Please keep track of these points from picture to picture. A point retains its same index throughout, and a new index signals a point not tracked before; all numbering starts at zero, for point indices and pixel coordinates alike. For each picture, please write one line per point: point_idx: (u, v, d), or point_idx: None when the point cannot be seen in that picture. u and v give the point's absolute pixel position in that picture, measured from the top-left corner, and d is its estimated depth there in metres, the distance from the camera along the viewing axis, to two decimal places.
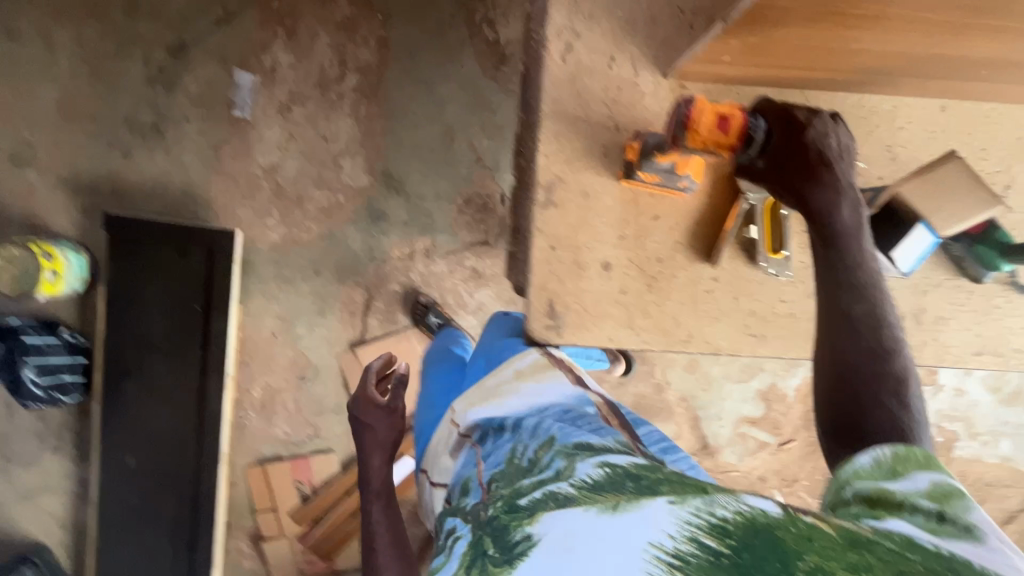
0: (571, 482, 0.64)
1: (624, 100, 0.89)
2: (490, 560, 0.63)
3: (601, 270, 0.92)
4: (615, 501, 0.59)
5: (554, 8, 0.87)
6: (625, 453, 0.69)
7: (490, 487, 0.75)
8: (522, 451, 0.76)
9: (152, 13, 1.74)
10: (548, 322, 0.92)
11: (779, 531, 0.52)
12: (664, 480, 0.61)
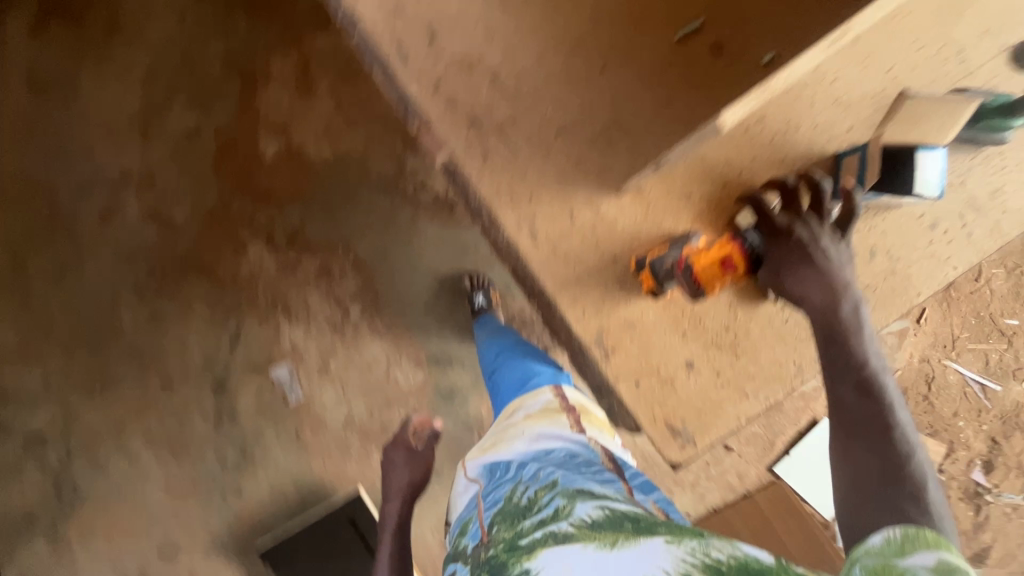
0: (570, 522, 0.78)
1: (604, 233, 0.94)
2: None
3: (689, 371, 0.95)
4: (613, 538, 0.74)
5: (501, 213, 0.94)
6: (620, 501, 0.83)
7: (490, 529, 0.88)
8: (523, 493, 0.89)
9: (183, 375, 1.93)
10: (679, 443, 0.95)
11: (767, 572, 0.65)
12: (660, 525, 0.75)
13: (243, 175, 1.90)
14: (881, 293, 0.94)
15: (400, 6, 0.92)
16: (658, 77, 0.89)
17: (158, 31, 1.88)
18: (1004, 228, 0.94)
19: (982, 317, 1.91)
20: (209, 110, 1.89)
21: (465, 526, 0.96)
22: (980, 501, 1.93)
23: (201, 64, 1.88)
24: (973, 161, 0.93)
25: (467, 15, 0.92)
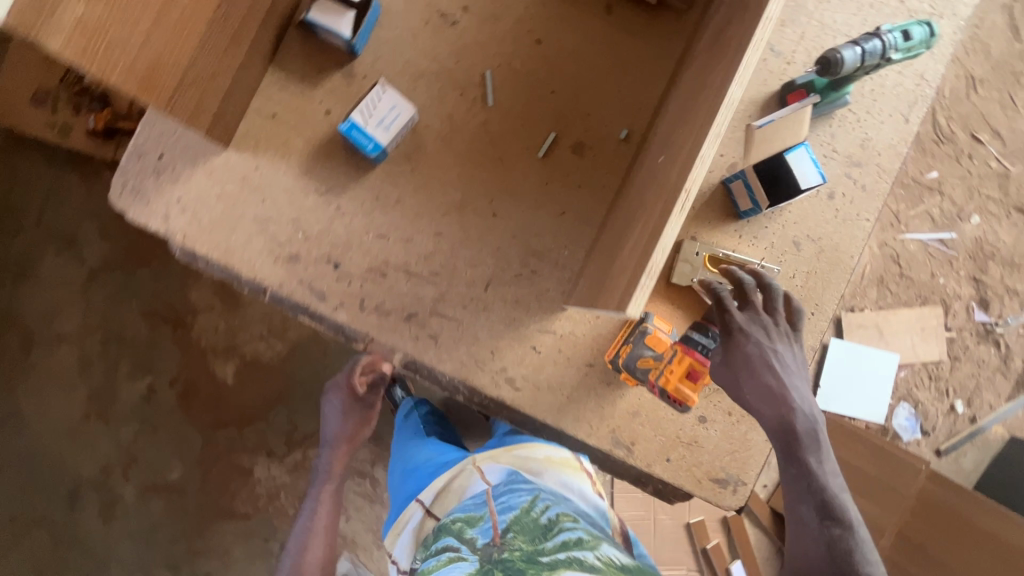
0: (598, 558, 0.89)
1: (570, 348, 0.98)
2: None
3: (705, 426, 0.98)
4: None
5: (475, 378, 0.97)
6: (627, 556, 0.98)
7: (504, 535, 0.97)
8: (544, 513, 0.99)
9: None
10: (728, 491, 0.98)
11: None
12: None
13: (215, 407, 1.87)
14: (824, 270, 1.00)
15: (296, 254, 0.96)
16: (542, 197, 0.98)
17: (72, 322, 1.87)
18: (889, 166, 1.02)
19: (909, 184, 2.03)
20: (154, 367, 1.88)
21: (470, 521, 1.02)
22: (996, 336, 2.02)
23: (126, 330, 1.88)
24: (833, 127, 1.01)
25: (357, 231, 0.96)
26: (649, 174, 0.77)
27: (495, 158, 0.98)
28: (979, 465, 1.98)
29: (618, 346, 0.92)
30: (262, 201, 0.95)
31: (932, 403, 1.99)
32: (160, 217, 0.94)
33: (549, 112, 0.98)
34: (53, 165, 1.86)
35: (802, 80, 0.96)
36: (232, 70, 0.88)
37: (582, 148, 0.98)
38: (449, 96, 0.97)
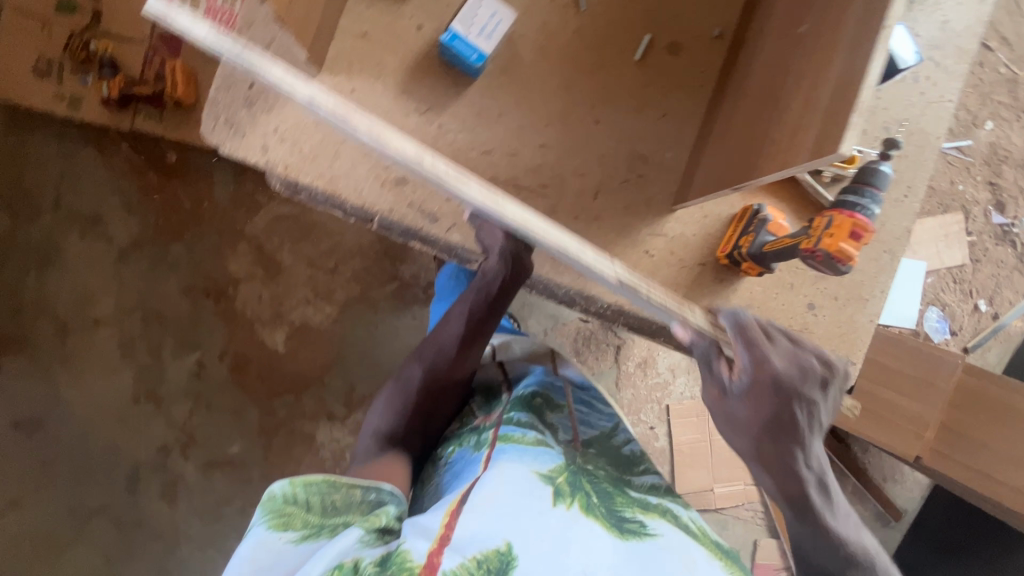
0: (690, 523, 0.96)
1: (683, 251, 0.99)
2: (594, 506, 0.89)
3: (811, 311, 1.02)
4: (565, 498, 0.88)
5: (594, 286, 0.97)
6: (548, 456, 0.97)
7: (580, 445, 1.10)
8: (624, 446, 1.15)
9: (220, 552, 1.83)
10: None
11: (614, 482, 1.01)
12: (622, 501, 0.94)
13: (270, 377, 1.84)
14: (902, 161, 1.03)
15: (403, 177, 0.94)
16: (643, 101, 0.97)
17: (107, 305, 1.80)
18: (964, 50, 1.04)
19: None
20: (200, 342, 1.82)
21: (548, 405, 1.15)
22: (1012, 237, 2.12)
23: (166, 308, 1.82)
24: (917, 13, 1.03)
25: (461, 151, 0.94)
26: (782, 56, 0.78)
27: (593, 65, 0.96)
28: (1002, 357, 2.12)
29: (739, 238, 0.93)
30: None
31: (958, 305, 2.10)
32: (258, 151, 0.91)
33: (643, 14, 0.97)
34: (66, 142, 1.77)
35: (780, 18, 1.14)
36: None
37: (676, 48, 0.98)
38: (543, 4, 0.95)
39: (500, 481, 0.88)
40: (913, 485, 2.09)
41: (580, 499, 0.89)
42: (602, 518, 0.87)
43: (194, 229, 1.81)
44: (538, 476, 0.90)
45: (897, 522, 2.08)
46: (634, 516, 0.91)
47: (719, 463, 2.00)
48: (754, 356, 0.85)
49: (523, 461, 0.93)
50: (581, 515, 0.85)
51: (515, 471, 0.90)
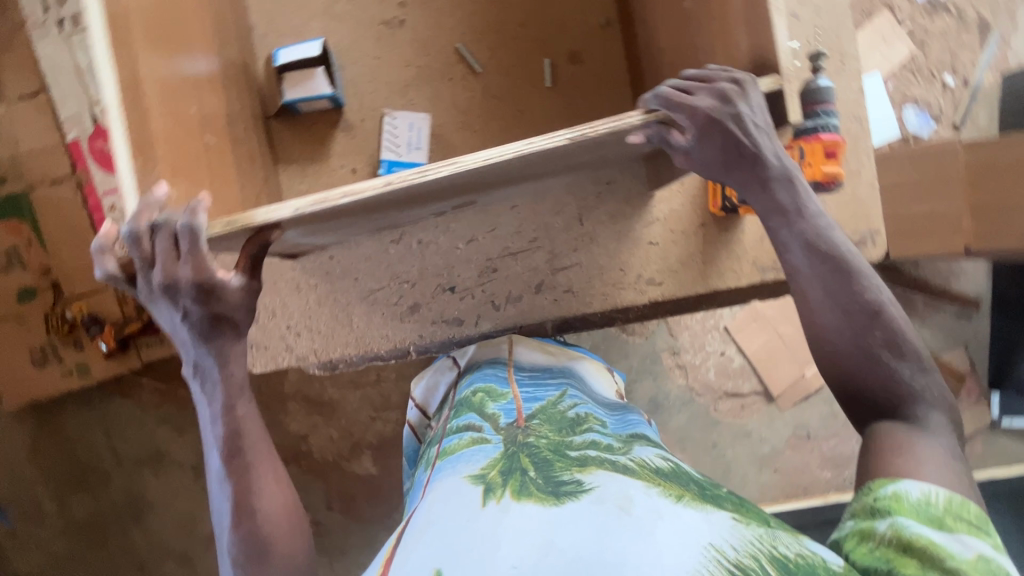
0: (629, 460, 0.72)
1: (681, 223, 1.02)
2: (530, 485, 0.65)
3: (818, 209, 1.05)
4: (494, 488, 0.66)
5: (624, 296, 1.01)
6: (478, 447, 0.75)
7: (529, 422, 0.79)
8: (583, 406, 0.84)
9: None
10: (868, 244, 1.05)
11: (573, 442, 0.75)
12: (577, 463, 0.69)
13: (379, 500, 1.90)
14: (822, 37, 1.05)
15: (414, 303, 0.98)
16: (575, 118, 1.00)
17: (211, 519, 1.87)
18: None
19: None
20: (305, 504, 1.90)
21: (492, 394, 0.85)
22: (942, 4, 2.10)
23: None
24: None
25: (449, 251, 0.98)
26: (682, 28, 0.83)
27: (515, 111, 0.99)
28: (992, 114, 2.11)
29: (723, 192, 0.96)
30: (358, 279, 0.97)
31: (927, 92, 2.09)
32: (284, 351, 0.96)
33: (529, 43, 0.99)
34: (96, 406, 1.84)
35: None
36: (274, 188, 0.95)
37: (577, 55, 1.00)
38: (444, 87, 0.98)
39: (433, 504, 0.69)
40: (976, 271, 2.11)
41: (513, 484, 0.66)
42: (540, 492, 0.64)
43: None
44: (469, 480, 0.69)
45: (979, 311, 2.11)
46: (577, 479, 0.66)
47: (797, 350, 2.05)
48: (684, 111, 0.70)
49: (457, 469, 0.73)
50: (513, 505, 0.62)
51: (448, 486, 0.70)
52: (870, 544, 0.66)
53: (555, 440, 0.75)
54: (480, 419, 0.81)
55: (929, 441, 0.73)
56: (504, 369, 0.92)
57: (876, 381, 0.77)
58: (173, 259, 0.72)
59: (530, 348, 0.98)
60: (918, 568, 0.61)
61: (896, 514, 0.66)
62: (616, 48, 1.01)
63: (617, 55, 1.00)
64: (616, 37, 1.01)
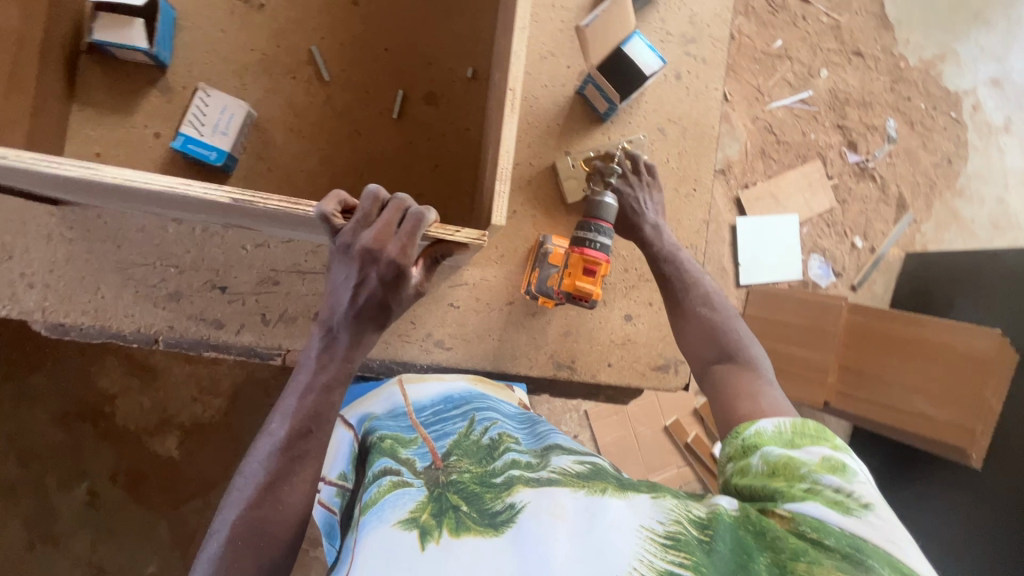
0: (551, 470, 0.65)
1: (489, 294, 0.98)
2: (466, 521, 0.59)
3: (631, 323, 1.02)
4: (430, 536, 0.57)
5: (405, 350, 0.96)
6: (403, 492, 0.65)
7: (446, 461, 0.73)
8: (486, 435, 0.79)
9: None
10: (670, 372, 1.03)
11: (486, 470, 0.68)
12: (501, 484, 0.64)
13: (169, 486, 1.74)
14: (680, 161, 1.05)
15: (176, 291, 0.89)
16: (408, 158, 0.96)
17: None
18: (712, 41, 1.06)
19: (759, 57, 2.10)
20: (86, 469, 1.71)
21: (402, 439, 0.78)
22: (871, 171, 2.15)
23: (39, 443, 1.70)
24: (661, 14, 1.04)
25: (232, 247, 0.90)
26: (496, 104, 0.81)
27: (351, 131, 0.95)
28: (889, 285, 2.19)
29: (529, 276, 0.93)
30: (120, 247, 0.88)
31: (837, 247, 2.12)
32: (5, 298, 0.85)
33: (387, 70, 0.96)
34: None
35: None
36: (55, 128, 0.87)
37: (432, 97, 0.97)
38: (283, 83, 0.93)
39: (363, 567, 0.57)
40: (836, 426, 2.08)
41: (449, 523, 0.58)
42: (476, 526, 0.58)
43: (52, 354, 1.71)
44: (400, 526, 0.59)
45: None
46: (505, 504, 0.61)
47: (648, 453, 1.98)
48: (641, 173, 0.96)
49: (383, 518, 0.62)
50: (454, 543, 0.55)
51: (378, 540, 0.59)
52: (747, 477, 0.66)
53: (471, 472, 0.68)
54: (395, 464, 0.72)
55: (758, 381, 0.78)
56: (407, 417, 0.85)
57: (708, 339, 0.84)
58: (389, 236, 0.72)
59: (422, 383, 0.91)
60: (784, 483, 0.62)
61: (757, 448, 0.68)
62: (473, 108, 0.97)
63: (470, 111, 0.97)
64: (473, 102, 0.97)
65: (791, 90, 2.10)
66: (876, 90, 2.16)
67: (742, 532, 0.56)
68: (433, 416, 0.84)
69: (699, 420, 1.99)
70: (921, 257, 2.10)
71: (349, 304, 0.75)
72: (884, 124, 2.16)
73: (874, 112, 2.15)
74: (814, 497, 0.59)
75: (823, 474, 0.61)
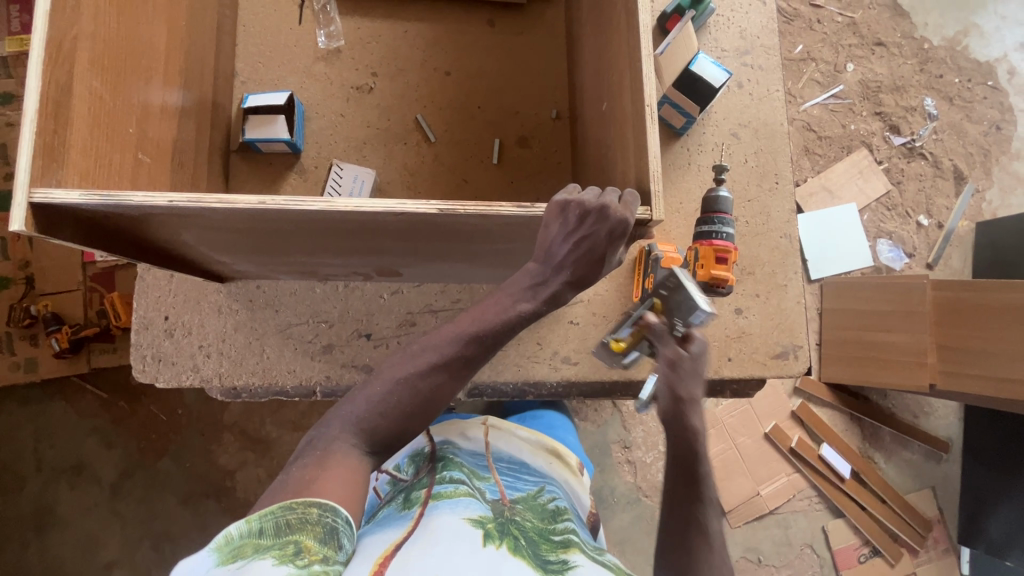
0: (603, 559, 0.73)
1: (605, 307, 1.04)
2: (522, 549, 0.67)
3: (743, 315, 1.06)
4: (494, 542, 0.66)
5: (536, 369, 1.02)
6: (474, 505, 0.74)
7: (512, 503, 0.80)
8: (550, 500, 0.85)
9: None
10: (789, 357, 1.06)
11: (545, 530, 0.75)
12: (555, 542, 0.72)
13: None
14: (757, 159, 1.12)
15: (328, 343, 0.99)
16: (512, 196, 1.06)
17: (113, 545, 1.78)
18: (764, 49, 1.15)
19: (784, 63, 2.19)
20: None
21: (481, 470, 0.87)
22: (919, 150, 2.17)
23: (171, 525, 1.80)
24: (712, 34, 1.15)
25: (372, 297, 1.01)
26: (592, 130, 0.91)
27: (459, 180, 1.06)
28: (966, 258, 2.14)
29: (642, 280, 0.99)
30: (278, 311, 0.99)
31: (903, 228, 2.11)
32: (189, 370, 0.97)
33: (482, 124, 1.08)
34: (31, 407, 1.82)
35: (660, 17, 1.10)
36: None
37: (525, 140, 1.08)
38: (397, 149, 1.06)
39: (431, 532, 0.66)
40: (945, 410, 1.98)
41: (509, 542, 0.67)
42: (530, 559, 0.66)
43: (176, 437, 1.83)
44: (470, 522, 0.68)
45: (949, 454, 1.97)
46: (556, 555, 0.68)
47: (753, 465, 1.92)
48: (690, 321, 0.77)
49: (455, 510, 0.71)
50: (510, 558, 0.64)
51: (447, 522, 0.68)
52: None
53: (532, 524, 0.76)
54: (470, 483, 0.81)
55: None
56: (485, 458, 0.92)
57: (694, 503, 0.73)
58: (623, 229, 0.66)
59: (506, 438, 0.98)
60: None
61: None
62: (563, 142, 1.08)
63: (562, 146, 1.08)
64: (561, 141, 1.08)
65: (823, 87, 2.17)
66: (906, 73, 2.21)
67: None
68: (508, 467, 0.91)
69: (799, 423, 1.94)
70: (993, 224, 2.07)
71: (566, 258, 0.67)
72: (922, 104, 2.19)
73: (909, 94, 2.19)
74: None
75: None
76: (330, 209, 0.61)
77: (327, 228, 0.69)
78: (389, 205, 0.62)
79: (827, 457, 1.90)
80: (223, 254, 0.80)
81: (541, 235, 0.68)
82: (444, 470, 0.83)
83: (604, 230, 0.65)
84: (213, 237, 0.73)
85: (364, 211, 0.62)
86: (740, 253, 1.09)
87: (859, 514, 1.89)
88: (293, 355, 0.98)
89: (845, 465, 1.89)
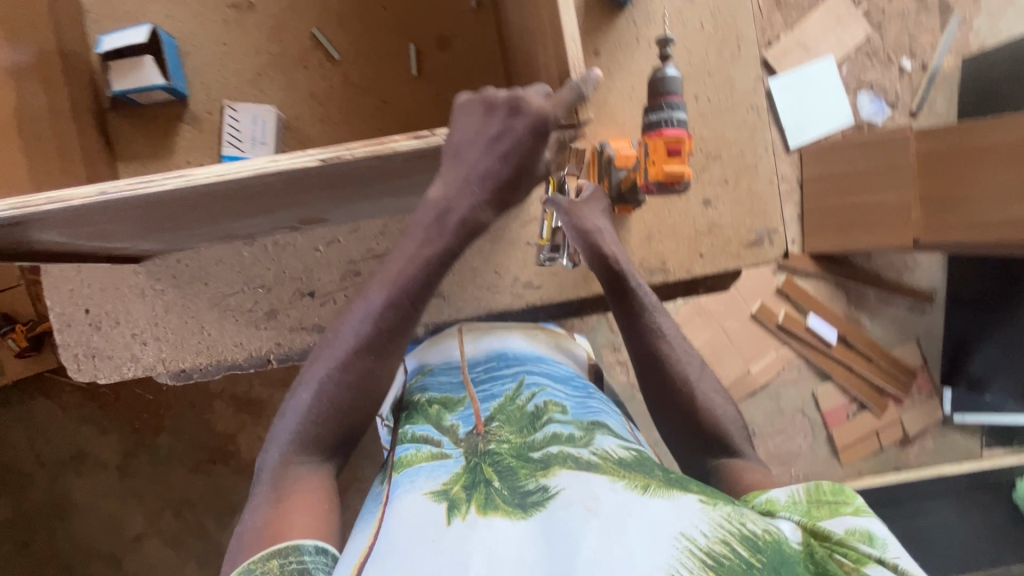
0: (591, 453, 0.54)
1: None
2: (496, 495, 0.50)
3: (712, 206, 0.98)
4: (465, 504, 0.50)
5: (500, 299, 0.96)
6: (440, 463, 0.58)
7: (488, 426, 0.65)
8: (531, 400, 0.69)
9: None
10: (766, 244, 0.99)
11: (530, 447, 0.58)
12: (540, 462, 0.54)
13: None
14: (715, 22, 0.97)
15: (271, 309, 0.92)
16: (442, 112, 0.93)
17: (134, 519, 1.84)
18: None
19: None
20: (232, 504, 1.84)
21: (449, 404, 0.72)
22: None
23: (185, 493, 1.84)
24: None
25: (308, 253, 0.92)
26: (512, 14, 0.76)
27: (378, 102, 0.93)
28: (951, 99, 2.00)
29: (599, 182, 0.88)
30: (208, 284, 0.90)
31: (884, 77, 1.95)
32: (130, 362, 0.90)
33: (391, 29, 0.92)
34: (15, 407, 1.80)
35: None
36: None
37: (446, 41, 0.93)
38: (298, 75, 0.91)
39: (391, 525, 0.51)
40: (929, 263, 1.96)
41: (479, 497, 0.50)
42: (507, 504, 0.49)
43: (168, 413, 1.82)
44: (431, 495, 0.53)
45: (932, 305, 1.96)
46: (537, 483, 0.51)
47: (742, 346, 1.93)
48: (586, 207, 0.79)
49: (416, 484, 0.56)
50: (481, 522, 0.47)
51: (408, 505, 0.53)
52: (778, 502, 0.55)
53: (513, 445, 0.59)
54: (437, 432, 0.66)
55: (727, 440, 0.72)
56: (460, 376, 0.80)
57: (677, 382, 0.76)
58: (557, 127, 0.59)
59: (481, 341, 0.86)
60: (830, 512, 0.52)
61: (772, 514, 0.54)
62: (489, 40, 0.93)
63: (489, 45, 0.93)
64: (486, 38, 0.93)
65: None
66: None
67: (802, 565, 0.47)
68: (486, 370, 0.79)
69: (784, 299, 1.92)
70: (982, 57, 1.91)
71: (484, 171, 0.60)
72: None
73: None
74: (854, 538, 0.49)
75: (858, 543, 0.49)
76: (186, 184, 0.52)
77: (210, 197, 0.59)
78: (261, 165, 0.53)
79: (813, 326, 1.91)
80: (109, 241, 0.70)
81: (448, 155, 0.60)
82: (410, 428, 0.70)
83: (524, 133, 0.57)
84: (85, 231, 0.63)
85: (228, 178, 0.52)
86: (704, 137, 0.98)
87: (846, 375, 1.93)
88: (233, 330, 0.91)
89: (831, 332, 1.91)
